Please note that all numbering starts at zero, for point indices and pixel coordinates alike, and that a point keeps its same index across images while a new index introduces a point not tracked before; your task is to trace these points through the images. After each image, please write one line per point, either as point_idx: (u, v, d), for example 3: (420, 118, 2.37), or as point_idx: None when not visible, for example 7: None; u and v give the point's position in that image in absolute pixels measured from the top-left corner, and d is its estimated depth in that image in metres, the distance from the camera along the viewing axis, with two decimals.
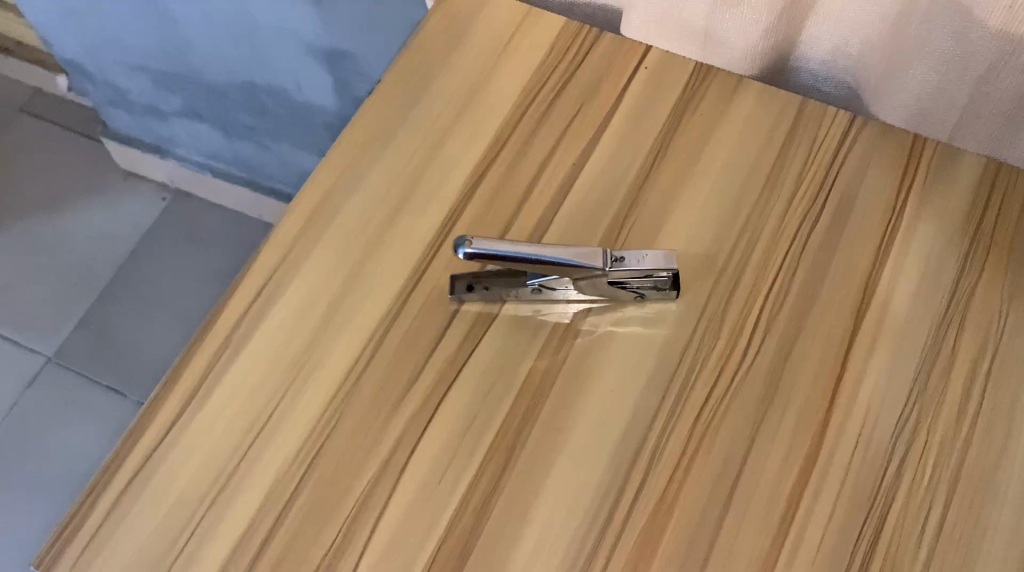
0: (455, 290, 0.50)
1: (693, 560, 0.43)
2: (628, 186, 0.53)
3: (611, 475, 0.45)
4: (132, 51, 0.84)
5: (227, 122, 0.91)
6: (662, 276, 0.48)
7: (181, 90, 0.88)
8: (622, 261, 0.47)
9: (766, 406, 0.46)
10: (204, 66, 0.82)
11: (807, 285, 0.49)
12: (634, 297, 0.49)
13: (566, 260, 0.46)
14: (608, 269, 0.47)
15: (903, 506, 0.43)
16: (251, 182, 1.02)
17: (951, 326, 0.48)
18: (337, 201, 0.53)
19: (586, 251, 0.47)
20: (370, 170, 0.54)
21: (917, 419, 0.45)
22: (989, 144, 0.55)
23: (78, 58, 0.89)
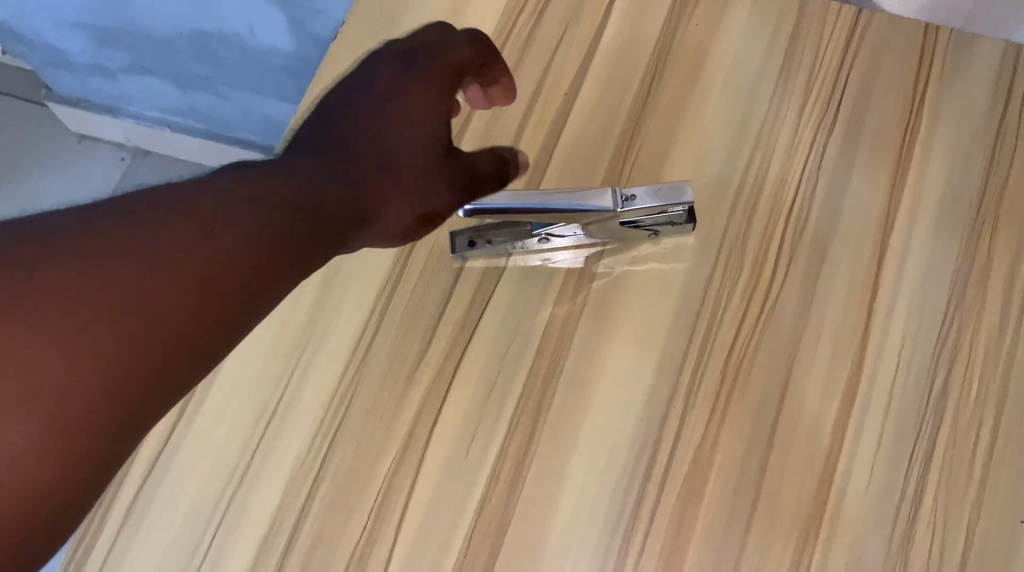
0: (456, 249, 0.47)
1: (740, 507, 0.41)
2: (627, 113, 0.50)
3: (646, 425, 0.43)
4: (66, 10, 0.78)
5: (180, 74, 0.86)
6: (679, 211, 0.45)
7: (126, 46, 0.82)
8: (633, 199, 0.44)
9: (799, 335, 0.44)
10: (147, 19, 0.77)
11: (829, 200, 0.46)
12: (651, 235, 0.46)
13: (575, 207, 0.43)
14: (620, 210, 0.44)
15: (952, 425, 0.41)
16: (215, 136, 0.97)
17: (984, 229, 0.45)
18: None
19: (595, 193, 0.44)
20: None
21: (958, 331, 0.43)
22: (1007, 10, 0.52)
23: (8, 22, 0.82)
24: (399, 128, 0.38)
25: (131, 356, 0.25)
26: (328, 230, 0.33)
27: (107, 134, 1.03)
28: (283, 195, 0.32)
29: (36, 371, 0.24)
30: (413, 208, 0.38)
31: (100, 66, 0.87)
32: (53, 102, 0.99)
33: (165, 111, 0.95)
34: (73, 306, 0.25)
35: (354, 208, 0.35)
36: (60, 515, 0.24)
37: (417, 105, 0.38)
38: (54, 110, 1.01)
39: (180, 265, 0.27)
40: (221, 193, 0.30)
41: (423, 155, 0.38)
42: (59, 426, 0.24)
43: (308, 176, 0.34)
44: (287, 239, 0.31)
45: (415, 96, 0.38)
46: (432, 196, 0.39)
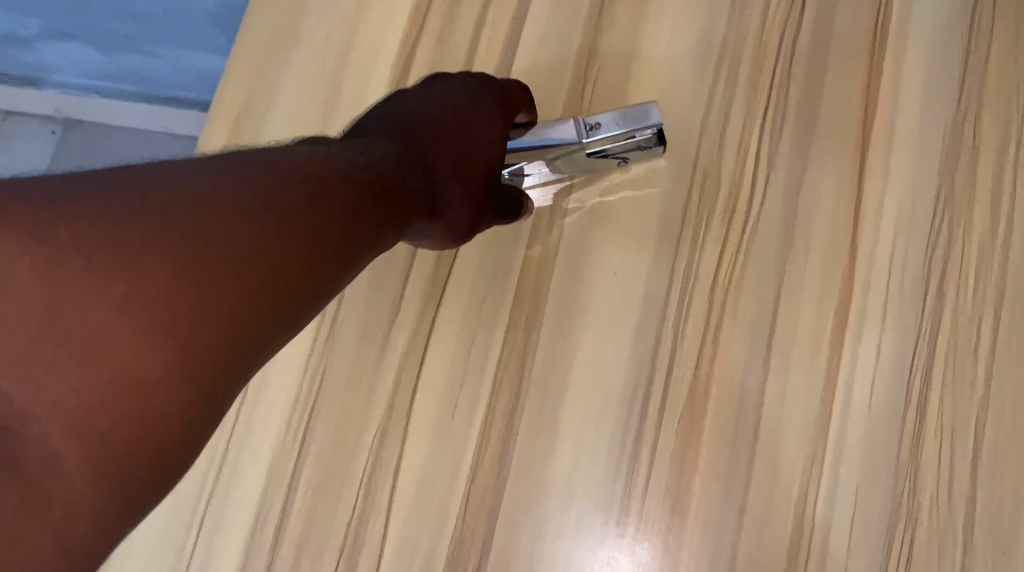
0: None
1: (743, 439, 0.39)
2: (580, 34, 0.47)
3: (636, 363, 0.41)
4: None
5: (102, 36, 0.80)
6: (648, 135, 0.42)
7: (39, 10, 0.77)
8: (598, 127, 0.42)
9: (786, 250, 0.41)
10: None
11: (804, 104, 0.44)
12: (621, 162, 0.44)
13: (534, 143, 0.43)
14: (583, 140, 0.42)
15: (952, 328, 0.39)
16: (149, 98, 0.90)
17: (967, 116, 0.42)
18: (256, 125, 0.48)
19: (559, 128, 0.43)
20: (280, 83, 0.49)
21: (950, 229, 0.41)
22: None
23: None
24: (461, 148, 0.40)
25: (225, 320, 0.26)
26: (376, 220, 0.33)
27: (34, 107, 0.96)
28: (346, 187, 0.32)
29: (138, 323, 0.24)
30: (460, 219, 0.39)
31: (14, 35, 0.82)
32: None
33: (94, 78, 0.89)
34: (183, 252, 0.25)
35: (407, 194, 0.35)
36: (126, 488, 0.23)
37: (482, 129, 0.40)
38: None
39: (270, 235, 0.28)
40: (294, 175, 0.30)
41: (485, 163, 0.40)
42: (148, 384, 0.24)
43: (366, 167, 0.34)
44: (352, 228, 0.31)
45: (479, 121, 0.41)
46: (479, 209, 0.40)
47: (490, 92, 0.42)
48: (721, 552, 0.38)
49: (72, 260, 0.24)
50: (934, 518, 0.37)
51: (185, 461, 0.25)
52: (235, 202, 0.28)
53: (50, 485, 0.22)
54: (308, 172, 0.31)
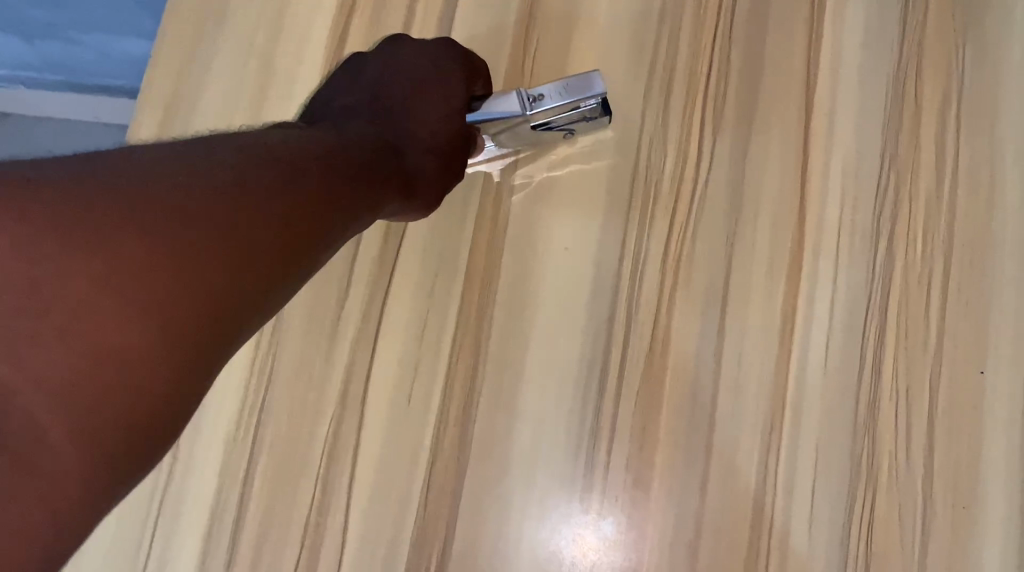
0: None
1: (702, 408, 0.39)
2: (517, 2, 0.46)
3: (592, 336, 0.40)
4: None
5: (20, 23, 0.76)
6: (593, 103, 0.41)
7: None
8: (542, 99, 0.41)
9: (736, 215, 0.41)
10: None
11: (746, 66, 0.43)
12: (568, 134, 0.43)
13: (476, 118, 0.42)
14: (527, 113, 0.41)
15: (904, 284, 0.39)
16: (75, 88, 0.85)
17: (908, 72, 0.42)
18: (188, 111, 0.46)
19: (502, 102, 0.41)
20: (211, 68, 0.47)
21: (897, 187, 0.41)
22: None
23: None
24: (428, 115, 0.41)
25: (204, 298, 0.25)
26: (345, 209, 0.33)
27: None
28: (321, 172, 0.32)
29: (119, 298, 0.24)
30: (434, 180, 0.40)
31: None
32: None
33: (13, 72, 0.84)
34: (152, 240, 0.25)
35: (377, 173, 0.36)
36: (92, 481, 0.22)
37: (441, 94, 0.41)
38: None
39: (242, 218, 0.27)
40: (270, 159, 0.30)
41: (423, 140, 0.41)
42: (131, 360, 0.24)
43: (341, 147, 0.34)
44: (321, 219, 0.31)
45: (431, 90, 0.42)
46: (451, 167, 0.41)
47: (443, 51, 0.42)
48: (685, 521, 0.38)
49: (45, 242, 0.23)
50: (894, 475, 0.37)
51: (157, 444, 0.25)
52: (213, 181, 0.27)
53: (34, 454, 0.22)
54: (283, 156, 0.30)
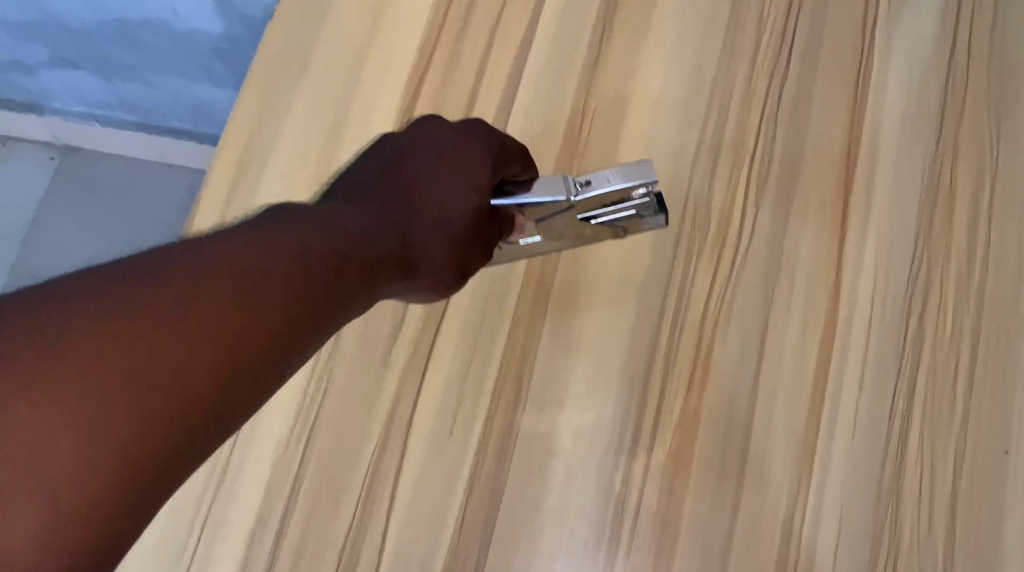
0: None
1: (732, 459, 0.40)
2: (578, 72, 0.49)
3: (628, 384, 0.42)
4: None
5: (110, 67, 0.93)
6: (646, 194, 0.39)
7: (46, 37, 0.90)
8: (591, 185, 0.38)
9: (773, 282, 0.43)
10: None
11: (789, 145, 0.46)
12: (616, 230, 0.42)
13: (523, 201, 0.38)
14: (573, 197, 0.38)
15: (932, 356, 0.41)
16: (145, 126, 1.02)
17: (944, 162, 0.45)
18: (269, 141, 0.50)
19: (546, 187, 0.38)
20: (292, 107, 0.51)
21: (928, 267, 0.43)
22: None
23: None
24: (450, 200, 0.36)
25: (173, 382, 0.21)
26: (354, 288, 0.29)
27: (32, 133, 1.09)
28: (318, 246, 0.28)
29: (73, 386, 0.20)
30: (450, 265, 0.36)
31: (19, 62, 0.95)
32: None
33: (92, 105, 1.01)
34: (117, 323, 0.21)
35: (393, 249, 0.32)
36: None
37: (461, 163, 0.37)
38: None
39: (212, 295, 0.23)
40: (261, 237, 0.26)
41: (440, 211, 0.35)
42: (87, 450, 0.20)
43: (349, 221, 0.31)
44: (322, 295, 0.27)
45: (458, 171, 0.37)
46: (465, 254, 0.36)
47: (476, 135, 0.38)
48: (710, 568, 0.39)
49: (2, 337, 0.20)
50: (915, 541, 0.38)
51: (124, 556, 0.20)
52: (191, 260, 0.24)
53: None
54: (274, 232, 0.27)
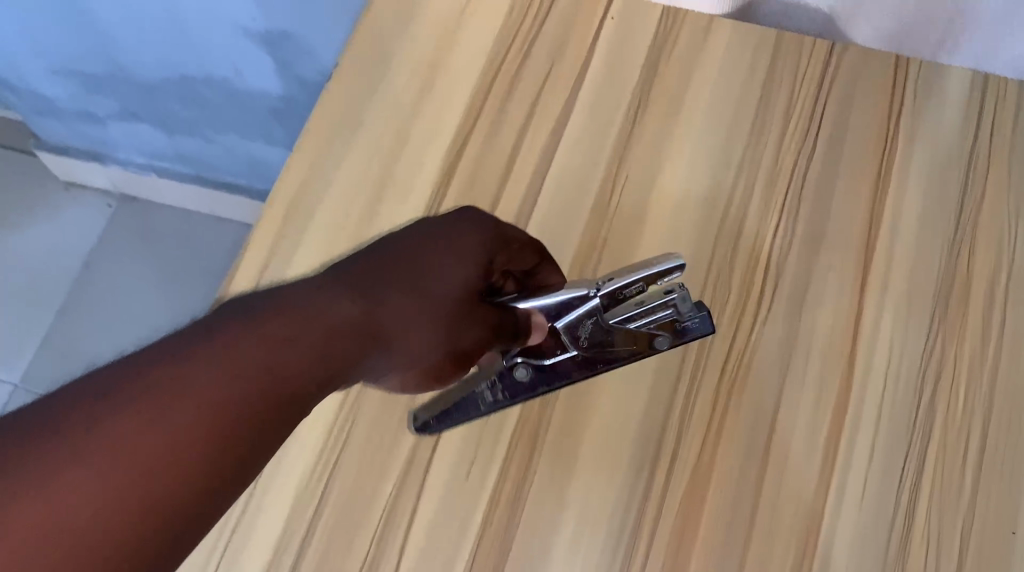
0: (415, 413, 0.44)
1: (739, 524, 0.42)
2: (612, 143, 0.52)
3: (643, 443, 0.44)
4: (66, 49, 0.91)
5: (169, 118, 1.00)
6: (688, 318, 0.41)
7: (114, 90, 0.97)
8: (615, 279, 0.39)
9: (789, 353, 0.45)
10: (130, 39, 0.87)
11: (811, 223, 0.48)
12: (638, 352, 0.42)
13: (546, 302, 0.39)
14: (596, 288, 0.39)
15: (942, 436, 0.42)
16: (200, 180, 1.13)
17: (962, 250, 0.46)
18: (318, 191, 0.53)
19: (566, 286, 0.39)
20: (340, 158, 0.53)
21: (942, 348, 0.44)
22: (973, 52, 0.54)
23: (13, 60, 0.96)
24: (436, 286, 0.35)
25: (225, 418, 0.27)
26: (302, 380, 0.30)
27: (96, 181, 1.22)
28: (253, 360, 0.28)
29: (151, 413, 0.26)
30: (438, 348, 0.35)
31: (88, 112, 1.03)
32: (50, 125, 1.10)
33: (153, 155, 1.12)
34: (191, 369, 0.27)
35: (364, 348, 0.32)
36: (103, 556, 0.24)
37: (457, 250, 0.36)
38: (45, 155, 1.18)
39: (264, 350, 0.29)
40: (295, 308, 0.31)
41: (433, 298, 0.35)
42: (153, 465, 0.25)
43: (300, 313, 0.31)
44: (293, 385, 0.29)
45: (442, 259, 0.36)
46: (456, 334, 0.36)
47: (468, 221, 0.37)
48: None
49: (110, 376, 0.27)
50: None
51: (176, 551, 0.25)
52: (151, 374, 0.27)
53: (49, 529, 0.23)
54: (197, 354, 0.27)
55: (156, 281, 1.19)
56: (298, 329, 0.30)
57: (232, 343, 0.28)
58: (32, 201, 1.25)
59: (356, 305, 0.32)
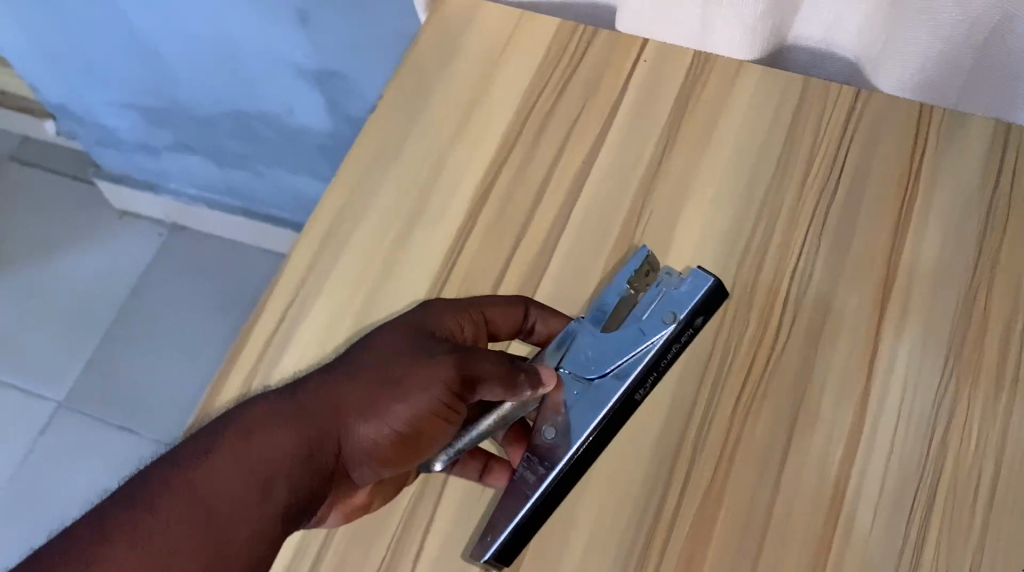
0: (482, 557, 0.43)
1: (746, 550, 0.43)
2: (639, 179, 0.53)
3: (655, 468, 0.46)
4: (127, 83, 0.96)
5: (222, 152, 1.04)
6: (699, 321, 0.43)
7: (170, 123, 1.02)
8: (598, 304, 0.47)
9: (803, 387, 0.46)
10: (191, 76, 0.91)
11: (831, 261, 0.49)
12: (657, 367, 0.42)
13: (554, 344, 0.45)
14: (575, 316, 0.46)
15: (952, 474, 0.43)
16: (248, 214, 1.17)
17: (979, 292, 0.47)
18: (356, 214, 0.55)
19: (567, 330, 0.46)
20: (379, 185, 0.56)
21: (956, 387, 0.45)
22: (997, 105, 0.55)
23: (77, 90, 1.01)
24: (366, 376, 0.41)
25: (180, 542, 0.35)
26: (322, 468, 0.40)
27: (149, 211, 1.27)
28: (213, 480, 0.37)
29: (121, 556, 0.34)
30: (388, 422, 0.41)
31: (145, 143, 1.08)
32: (108, 154, 1.15)
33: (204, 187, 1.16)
34: (145, 516, 0.35)
35: (298, 461, 0.39)
36: None
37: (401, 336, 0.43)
38: (102, 183, 1.23)
39: (207, 473, 0.37)
40: (231, 435, 0.38)
41: (369, 383, 0.41)
42: None
43: (244, 436, 0.38)
44: (242, 490, 0.37)
45: (389, 342, 0.42)
46: (398, 406, 0.41)
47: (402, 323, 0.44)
48: None
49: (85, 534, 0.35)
50: None
51: None
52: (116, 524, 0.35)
53: None
54: (143, 493, 0.36)
55: (200, 311, 1.23)
56: (228, 457, 0.38)
57: (175, 489, 0.36)
58: (87, 227, 1.30)
59: (289, 418, 0.39)
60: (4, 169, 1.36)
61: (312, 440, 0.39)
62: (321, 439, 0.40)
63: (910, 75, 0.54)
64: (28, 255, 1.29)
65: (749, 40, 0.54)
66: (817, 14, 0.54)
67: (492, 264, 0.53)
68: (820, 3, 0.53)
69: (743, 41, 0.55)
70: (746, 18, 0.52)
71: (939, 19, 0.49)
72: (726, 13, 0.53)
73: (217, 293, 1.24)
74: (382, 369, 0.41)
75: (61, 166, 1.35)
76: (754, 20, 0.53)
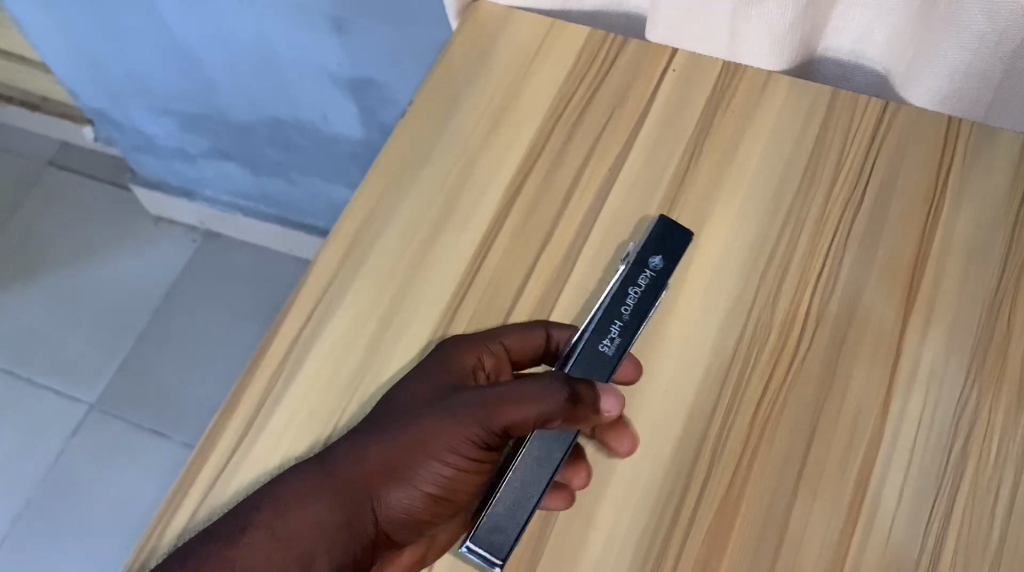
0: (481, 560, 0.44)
1: (763, 557, 0.43)
2: (665, 188, 0.54)
3: (674, 472, 0.46)
4: (166, 91, 0.98)
5: (257, 160, 1.06)
6: (655, 264, 0.48)
7: (207, 131, 1.04)
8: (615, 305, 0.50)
9: (823, 396, 0.46)
10: (229, 84, 0.93)
11: (855, 272, 0.49)
12: (618, 315, 0.46)
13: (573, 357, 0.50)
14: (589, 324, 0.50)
15: (971, 487, 0.43)
16: (281, 220, 1.19)
17: (1003, 306, 0.47)
18: (384, 216, 0.56)
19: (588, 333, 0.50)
20: (408, 188, 0.57)
21: (978, 399, 0.45)
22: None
23: (118, 98, 1.03)
24: (398, 442, 0.45)
25: None
26: (363, 533, 0.45)
27: (184, 217, 1.29)
28: (255, 555, 0.43)
29: None
30: (421, 481, 0.45)
31: (181, 149, 1.10)
32: (146, 160, 1.17)
33: (238, 195, 1.18)
34: None
35: (339, 531, 0.44)
36: None
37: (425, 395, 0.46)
38: (139, 189, 1.25)
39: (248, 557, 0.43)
40: (271, 512, 0.44)
41: (396, 448, 0.45)
42: None
43: (282, 509, 0.44)
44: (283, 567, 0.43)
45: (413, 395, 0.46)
46: (428, 467, 0.44)
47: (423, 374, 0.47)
48: None
49: None
50: None
51: None
52: None
53: None
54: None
55: (233, 315, 1.25)
56: (271, 534, 0.43)
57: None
58: (123, 231, 1.33)
59: (322, 491, 0.44)
60: (43, 173, 1.39)
61: (349, 512, 0.44)
62: (359, 505, 0.45)
63: (937, 89, 0.54)
64: (65, 257, 1.31)
65: (777, 51, 0.55)
66: (847, 23, 0.55)
67: (517, 269, 0.53)
68: (851, 11, 0.54)
69: (771, 51, 0.55)
70: (774, 28, 0.53)
71: (966, 31, 0.49)
72: (755, 22, 0.53)
73: (248, 298, 1.26)
74: (406, 439, 0.45)
75: (101, 172, 1.38)
76: (783, 31, 0.53)
